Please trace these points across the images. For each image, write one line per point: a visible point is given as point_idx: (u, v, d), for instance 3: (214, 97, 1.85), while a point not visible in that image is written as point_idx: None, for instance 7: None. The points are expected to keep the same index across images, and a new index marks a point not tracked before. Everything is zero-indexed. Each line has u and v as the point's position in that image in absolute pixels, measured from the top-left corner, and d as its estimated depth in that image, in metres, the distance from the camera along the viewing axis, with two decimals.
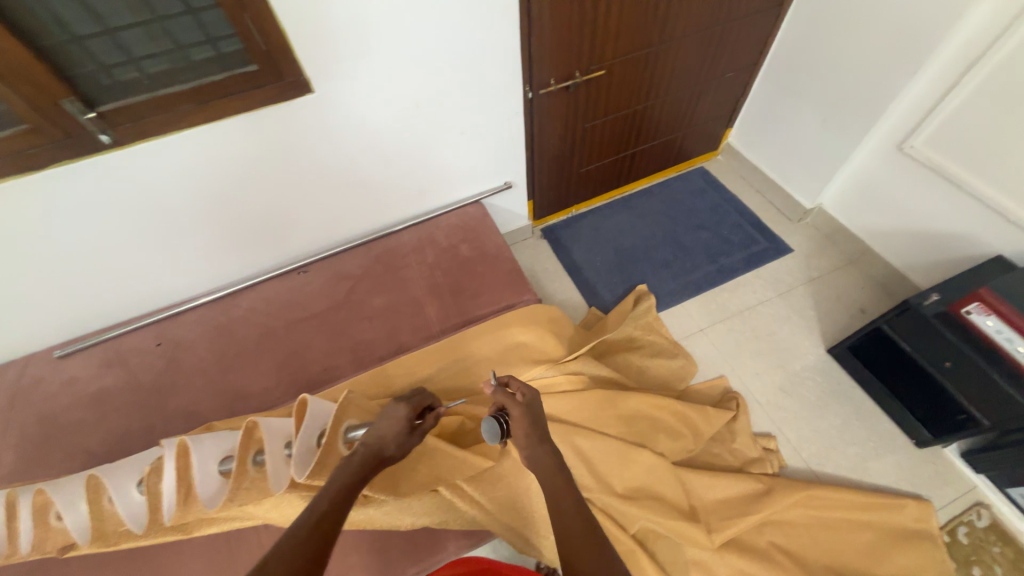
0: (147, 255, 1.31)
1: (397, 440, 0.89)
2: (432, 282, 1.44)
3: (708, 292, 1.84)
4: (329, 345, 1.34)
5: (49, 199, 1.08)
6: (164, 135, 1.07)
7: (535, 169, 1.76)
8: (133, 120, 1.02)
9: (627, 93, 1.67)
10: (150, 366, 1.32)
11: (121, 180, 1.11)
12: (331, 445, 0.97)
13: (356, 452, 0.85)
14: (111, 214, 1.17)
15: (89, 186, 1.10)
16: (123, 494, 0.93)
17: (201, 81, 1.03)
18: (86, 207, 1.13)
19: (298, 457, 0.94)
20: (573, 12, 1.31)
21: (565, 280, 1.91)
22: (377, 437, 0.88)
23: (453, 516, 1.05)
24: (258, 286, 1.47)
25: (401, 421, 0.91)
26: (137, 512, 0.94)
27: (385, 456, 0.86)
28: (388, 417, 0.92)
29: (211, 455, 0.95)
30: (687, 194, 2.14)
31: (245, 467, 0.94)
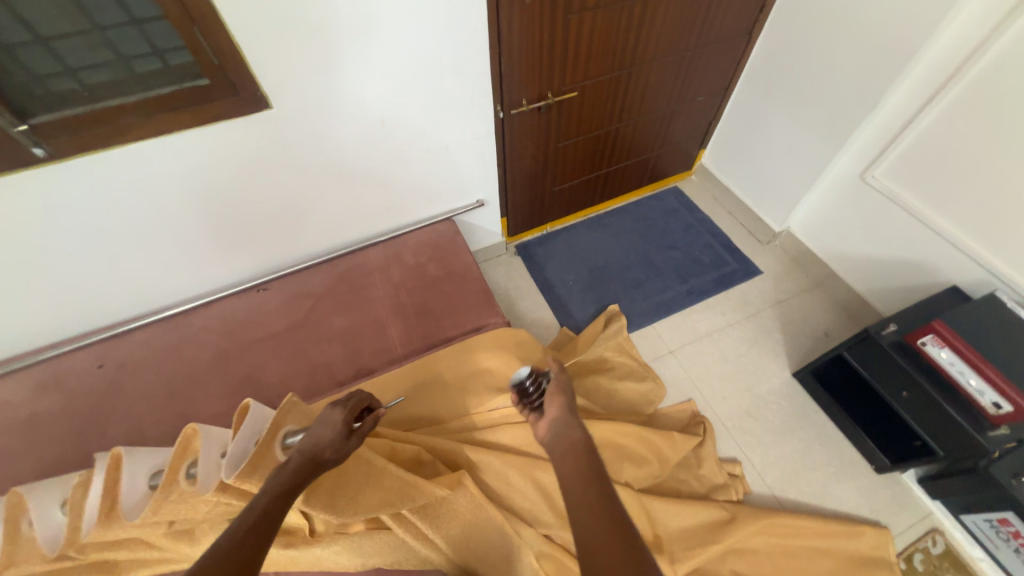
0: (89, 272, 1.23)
1: (332, 441, 0.84)
2: (396, 303, 1.40)
3: (678, 313, 1.85)
4: (285, 368, 1.28)
5: None
6: (105, 149, 1.01)
7: (507, 187, 1.74)
8: (70, 134, 0.96)
9: (600, 114, 1.68)
10: (88, 389, 1.24)
11: (58, 194, 1.04)
12: (266, 449, 0.90)
13: (290, 462, 0.80)
14: (49, 230, 1.10)
15: (21, 201, 1.02)
16: (42, 515, 0.85)
17: (146, 94, 0.98)
18: (18, 222, 1.05)
19: (233, 453, 0.87)
20: (545, 36, 1.31)
21: (537, 298, 1.89)
22: (310, 443, 0.83)
23: (406, 555, 1.00)
24: (213, 304, 1.41)
25: (334, 420, 0.86)
26: (52, 535, 0.85)
27: (322, 459, 0.81)
28: (322, 423, 0.86)
29: (142, 466, 0.88)
30: (660, 214, 2.15)
31: (175, 479, 0.86)
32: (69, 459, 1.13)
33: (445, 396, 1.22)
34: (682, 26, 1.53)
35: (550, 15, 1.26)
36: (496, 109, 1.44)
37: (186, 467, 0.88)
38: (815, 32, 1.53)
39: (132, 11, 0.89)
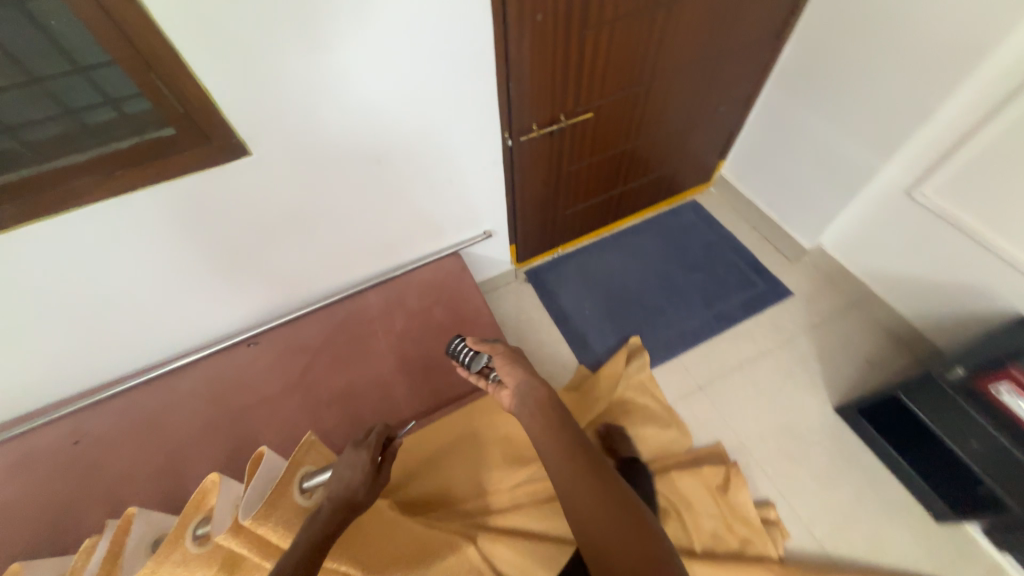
0: (55, 343, 1.09)
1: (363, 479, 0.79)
2: (401, 356, 1.26)
3: (706, 342, 1.71)
4: (281, 438, 1.15)
5: None
6: (60, 214, 0.87)
7: (517, 215, 1.60)
8: (13, 201, 0.82)
9: (615, 133, 1.53)
10: (64, 472, 1.11)
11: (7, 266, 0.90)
12: (286, 489, 0.79)
13: (321, 508, 0.75)
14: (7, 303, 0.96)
15: None
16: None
17: (103, 150, 0.84)
18: None
19: (251, 497, 0.73)
20: (558, 55, 1.16)
21: (552, 331, 1.75)
22: (340, 487, 0.78)
23: None
24: (198, 364, 1.27)
25: (359, 456, 0.81)
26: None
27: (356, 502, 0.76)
28: (349, 462, 0.81)
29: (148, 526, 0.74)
30: (679, 231, 2.01)
31: (183, 536, 0.71)
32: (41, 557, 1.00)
33: (459, 470, 1.09)
34: (707, 33, 1.37)
35: (564, 32, 1.11)
36: (504, 136, 1.29)
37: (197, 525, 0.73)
38: (860, 32, 1.36)
39: (74, 57, 0.75)
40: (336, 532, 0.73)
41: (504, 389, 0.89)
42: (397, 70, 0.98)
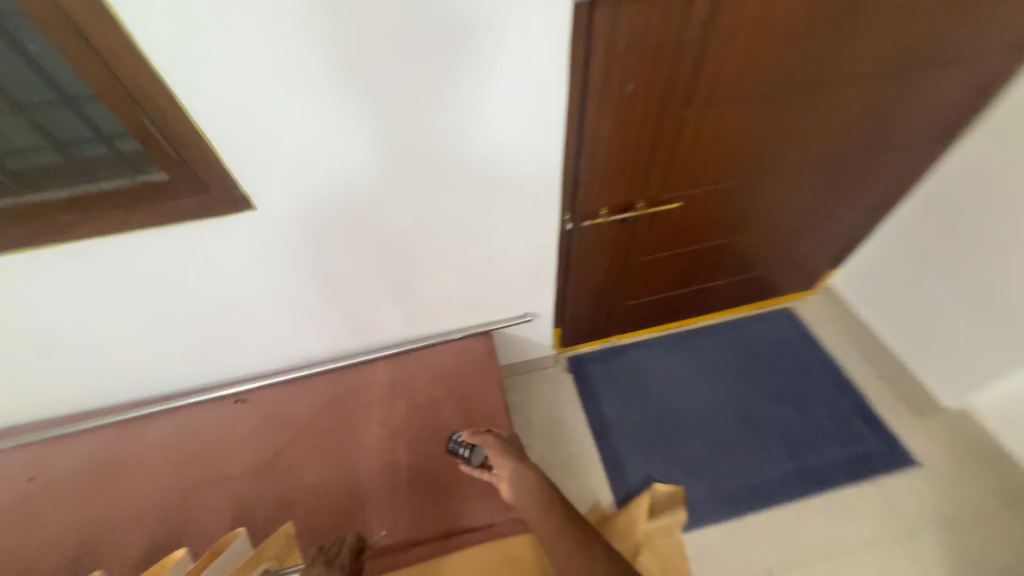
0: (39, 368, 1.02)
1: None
2: (390, 460, 1.03)
3: (785, 508, 1.29)
4: (228, 534, 0.95)
5: None
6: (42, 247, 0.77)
7: (567, 299, 1.34)
8: None
9: (703, 227, 1.25)
10: (10, 514, 1.00)
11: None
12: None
13: None
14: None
15: None
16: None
17: (90, 189, 0.73)
18: None
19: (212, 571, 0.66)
20: (645, 135, 0.93)
21: (587, 440, 1.41)
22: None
23: None
24: (179, 413, 1.14)
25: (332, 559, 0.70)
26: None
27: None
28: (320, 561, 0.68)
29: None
30: (765, 346, 1.62)
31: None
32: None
33: None
34: (847, 127, 1.07)
35: (657, 110, 0.89)
36: (564, 216, 1.06)
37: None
38: None
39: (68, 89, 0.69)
40: None
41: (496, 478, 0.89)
42: (438, 132, 0.81)
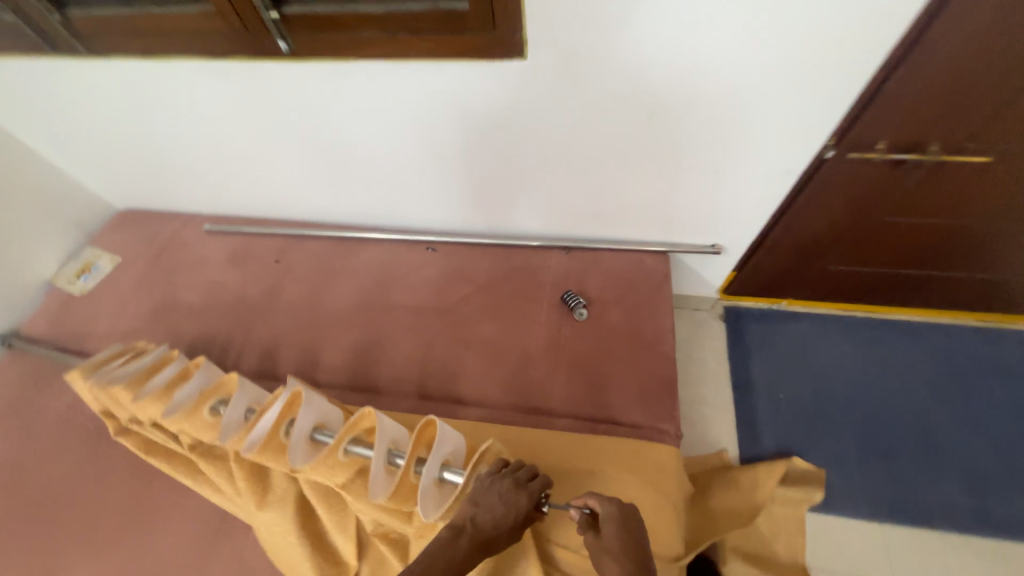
0: (297, 174, 1.24)
1: (514, 516, 0.70)
2: (556, 339, 1.09)
3: (939, 532, 1.15)
4: (413, 351, 1.12)
5: (196, 97, 1.08)
6: (257, 63, 0.96)
7: (763, 244, 1.20)
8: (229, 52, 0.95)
9: (989, 199, 1.00)
10: (262, 278, 1.28)
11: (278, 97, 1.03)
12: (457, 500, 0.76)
13: (461, 510, 0.70)
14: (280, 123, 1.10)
15: (207, 94, 1.06)
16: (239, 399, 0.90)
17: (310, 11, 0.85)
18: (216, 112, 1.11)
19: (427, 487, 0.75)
20: (997, 50, 0.74)
21: (724, 395, 1.37)
22: (483, 498, 0.71)
23: None
24: (385, 244, 1.32)
25: (518, 476, 0.75)
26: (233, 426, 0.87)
27: (491, 525, 0.68)
28: (505, 486, 0.72)
29: (314, 409, 0.85)
30: (979, 365, 1.34)
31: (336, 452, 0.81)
32: (147, 360, 1.02)
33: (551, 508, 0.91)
34: None
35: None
36: (829, 139, 0.91)
37: (350, 438, 0.82)
38: None
39: None
40: (456, 532, 0.68)
41: (597, 336, 1.09)
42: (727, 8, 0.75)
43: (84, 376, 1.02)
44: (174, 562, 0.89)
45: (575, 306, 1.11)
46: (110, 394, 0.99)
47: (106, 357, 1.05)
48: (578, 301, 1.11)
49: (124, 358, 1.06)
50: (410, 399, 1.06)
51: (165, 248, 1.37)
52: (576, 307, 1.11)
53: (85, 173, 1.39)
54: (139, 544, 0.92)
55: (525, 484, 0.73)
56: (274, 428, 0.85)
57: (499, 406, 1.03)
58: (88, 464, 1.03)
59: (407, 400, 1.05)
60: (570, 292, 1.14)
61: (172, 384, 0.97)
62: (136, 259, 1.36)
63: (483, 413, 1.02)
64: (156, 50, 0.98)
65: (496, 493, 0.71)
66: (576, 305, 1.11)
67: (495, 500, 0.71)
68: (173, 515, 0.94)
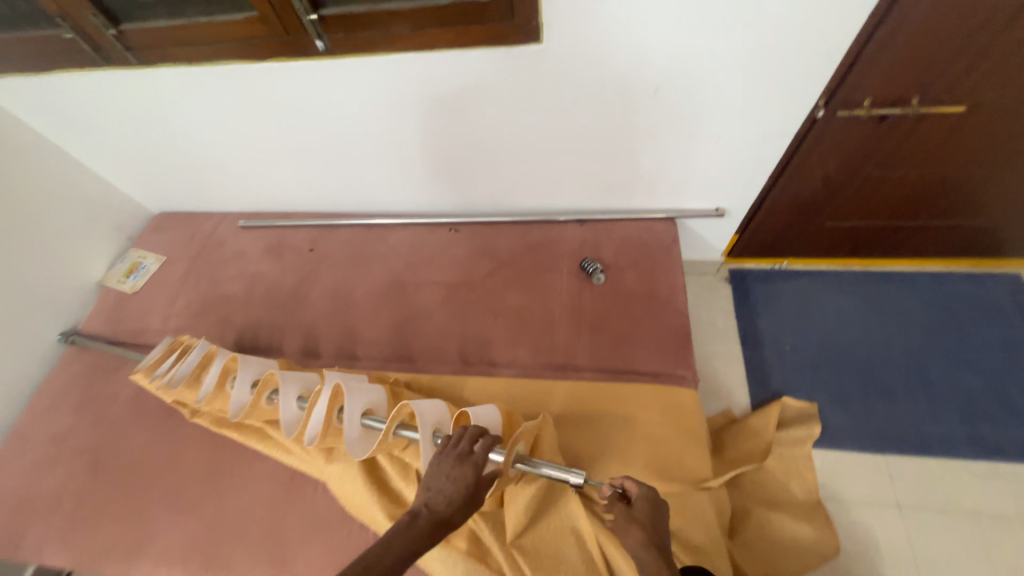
0: (326, 167, 1.33)
1: (464, 488, 0.74)
2: (577, 303, 1.19)
3: (938, 460, 1.25)
4: (446, 323, 1.22)
5: (232, 99, 1.16)
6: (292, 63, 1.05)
7: (763, 205, 1.29)
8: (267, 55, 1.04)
9: (969, 147, 1.08)
10: (299, 267, 1.38)
11: (310, 93, 1.12)
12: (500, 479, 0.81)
13: (417, 500, 0.74)
14: (311, 121, 1.19)
15: (243, 96, 1.15)
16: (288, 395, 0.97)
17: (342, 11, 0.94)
18: (251, 113, 1.20)
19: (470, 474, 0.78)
20: (964, 9, 0.83)
21: (733, 350, 1.47)
22: (433, 484, 0.74)
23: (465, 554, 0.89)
24: (410, 228, 1.41)
25: (460, 450, 0.77)
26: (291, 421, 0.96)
27: (446, 508, 0.73)
28: (450, 463, 0.75)
29: (357, 403, 0.90)
30: (970, 307, 1.43)
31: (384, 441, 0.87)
32: (192, 358, 1.09)
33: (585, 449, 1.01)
34: None
35: None
36: (819, 100, 0.99)
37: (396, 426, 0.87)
38: None
39: None
40: (417, 525, 0.72)
41: (615, 298, 1.18)
42: None
43: (147, 379, 1.13)
44: (256, 515, 1.01)
45: (593, 272, 1.20)
46: (173, 393, 1.10)
47: (156, 359, 1.13)
48: (595, 267, 1.21)
49: (172, 355, 1.13)
50: (449, 365, 1.16)
51: (205, 245, 1.47)
52: (594, 273, 1.20)
53: (124, 180, 1.49)
54: (222, 503, 1.03)
55: (467, 456, 0.76)
56: (326, 423, 0.92)
57: (530, 366, 1.13)
58: (163, 440, 1.14)
59: (446, 366, 1.15)
60: (587, 260, 1.24)
61: (221, 381, 1.07)
62: (179, 257, 1.46)
63: (516, 372, 1.12)
64: (197, 58, 1.07)
65: (443, 473, 0.75)
66: (594, 271, 1.20)
67: (445, 480, 0.74)
68: (249, 476, 1.06)
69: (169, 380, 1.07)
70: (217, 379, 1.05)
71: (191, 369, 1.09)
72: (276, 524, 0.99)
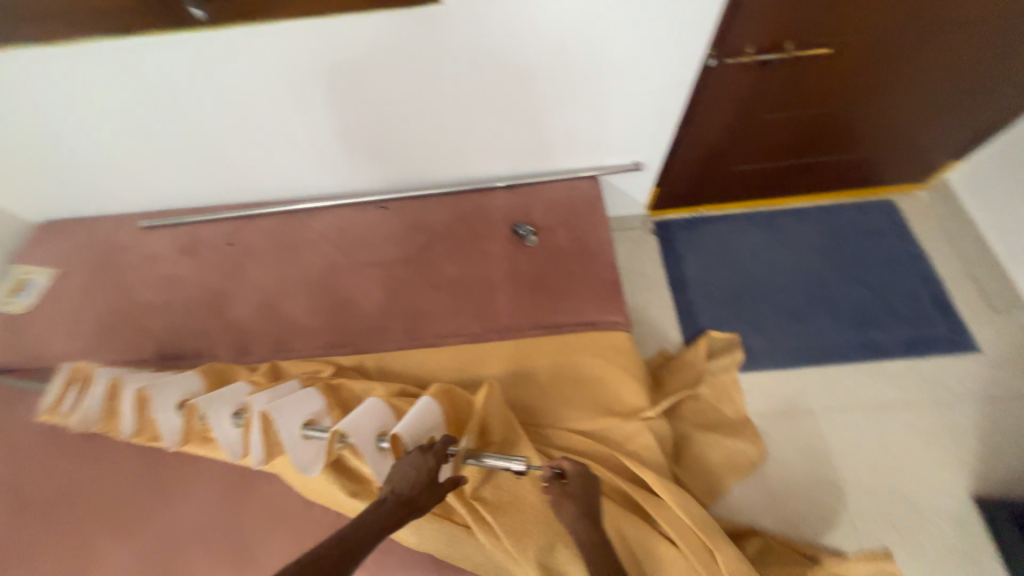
0: (232, 152, 1.24)
1: (428, 472, 0.76)
2: (514, 267, 1.22)
3: (838, 366, 1.44)
4: (386, 302, 1.21)
5: (107, 82, 1.04)
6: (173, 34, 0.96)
7: (676, 156, 1.38)
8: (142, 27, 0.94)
9: (839, 86, 1.22)
10: (219, 265, 1.29)
11: (200, 69, 1.03)
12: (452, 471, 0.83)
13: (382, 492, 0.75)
14: (206, 100, 1.10)
15: (121, 77, 1.03)
16: (219, 422, 0.92)
17: None
18: (133, 97, 1.08)
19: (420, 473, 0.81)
20: None
21: (664, 296, 1.58)
22: (399, 474, 0.76)
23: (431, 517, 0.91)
24: (337, 210, 1.36)
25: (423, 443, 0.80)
26: (233, 443, 0.93)
27: (413, 493, 0.74)
28: (413, 454, 0.78)
29: (293, 418, 0.87)
30: (856, 232, 1.63)
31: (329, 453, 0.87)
32: (97, 393, 0.99)
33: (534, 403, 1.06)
34: None
35: None
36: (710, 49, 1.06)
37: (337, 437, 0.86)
38: None
39: None
40: (384, 511, 0.72)
41: (549, 258, 1.22)
42: None
43: (56, 417, 1.03)
44: (209, 521, 0.97)
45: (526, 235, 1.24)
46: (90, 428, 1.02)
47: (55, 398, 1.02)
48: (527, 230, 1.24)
49: (74, 390, 1.02)
50: (393, 343, 1.15)
51: (105, 253, 1.33)
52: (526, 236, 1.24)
53: None
54: (167, 515, 0.99)
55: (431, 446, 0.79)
56: (268, 440, 0.90)
57: (475, 333, 1.15)
58: (88, 464, 1.06)
59: (391, 345, 1.15)
60: (519, 224, 1.27)
61: (141, 410, 1.00)
62: (75, 270, 1.31)
63: (462, 341, 1.14)
64: (57, 35, 0.95)
65: (407, 463, 0.77)
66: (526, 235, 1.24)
67: (410, 468, 0.76)
68: (196, 485, 1.01)
69: (83, 419, 0.99)
70: (134, 408, 0.97)
71: (102, 402, 0.99)
72: (233, 526, 0.97)
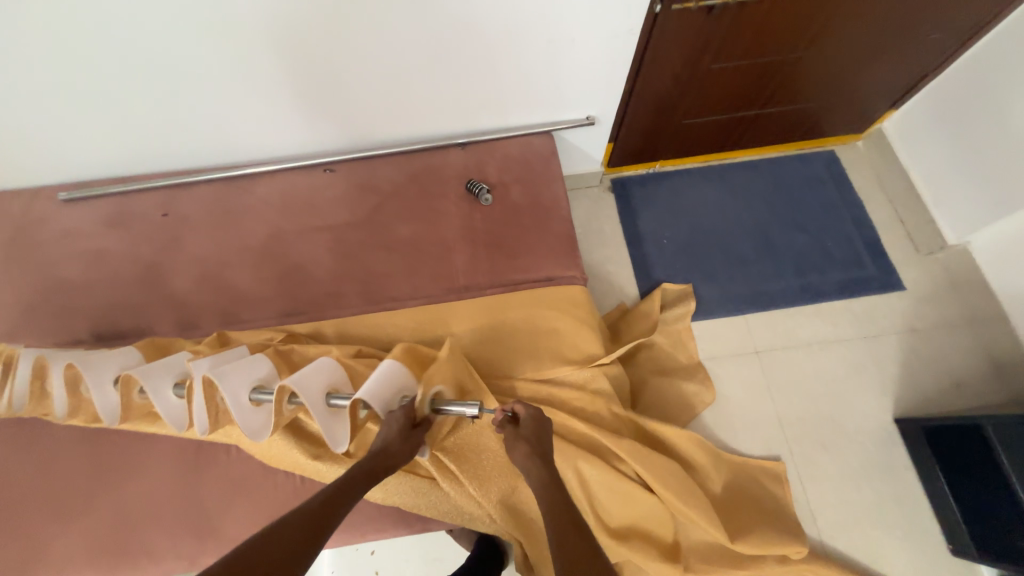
0: (153, 113, 1.13)
1: (405, 428, 0.79)
2: (468, 225, 1.21)
3: (780, 309, 1.54)
4: (338, 267, 1.18)
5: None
6: None
7: (627, 109, 1.37)
8: None
9: (782, 35, 1.23)
10: (153, 237, 1.21)
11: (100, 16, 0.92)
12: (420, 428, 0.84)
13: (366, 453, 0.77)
14: (112, 53, 0.99)
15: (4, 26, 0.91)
16: (160, 394, 0.88)
17: None
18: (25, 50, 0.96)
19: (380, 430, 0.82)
20: None
21: (621, 251, 1.62)
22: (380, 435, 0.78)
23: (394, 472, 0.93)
24: (279, 175, 1.29)
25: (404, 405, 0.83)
26: (178, 415, 0.91)
27: (391, 448, 0.77)
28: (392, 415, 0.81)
29: (239, 385, 0.85)
30: (798, 181, 1.70)
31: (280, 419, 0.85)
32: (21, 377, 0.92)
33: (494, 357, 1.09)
34: None
35: None
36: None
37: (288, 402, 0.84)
38: None
39: None
40: (365, 468, 0.74)
41: (504, 215, 1.21)
42: None
43: None
44: (167, 496, 0.96)
45: (479, 193, 1.22)
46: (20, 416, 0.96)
47: None
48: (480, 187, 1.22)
49: None
50: (349, 308, 1.13)
51: (19, 230, 1.21)
52: (479, 194, 1.22)
53: None
54: (121, 495, 0.96)
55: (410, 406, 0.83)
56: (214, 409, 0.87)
57: (432, 293, 1.14)
58: (26, 451, 1.00)
59: (346, 309, 1.13)
60: (472, 181, 1.24)
61: (74, 389, 0.94)
62: None
63: (419, 301, 1.13)
64: None
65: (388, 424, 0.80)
66: (479, 192, 1.22)
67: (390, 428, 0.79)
68: (149, 462, 0.99)
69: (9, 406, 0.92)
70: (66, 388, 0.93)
71: (27, 387, 0.93)
72: (193, 498, 0.96)
